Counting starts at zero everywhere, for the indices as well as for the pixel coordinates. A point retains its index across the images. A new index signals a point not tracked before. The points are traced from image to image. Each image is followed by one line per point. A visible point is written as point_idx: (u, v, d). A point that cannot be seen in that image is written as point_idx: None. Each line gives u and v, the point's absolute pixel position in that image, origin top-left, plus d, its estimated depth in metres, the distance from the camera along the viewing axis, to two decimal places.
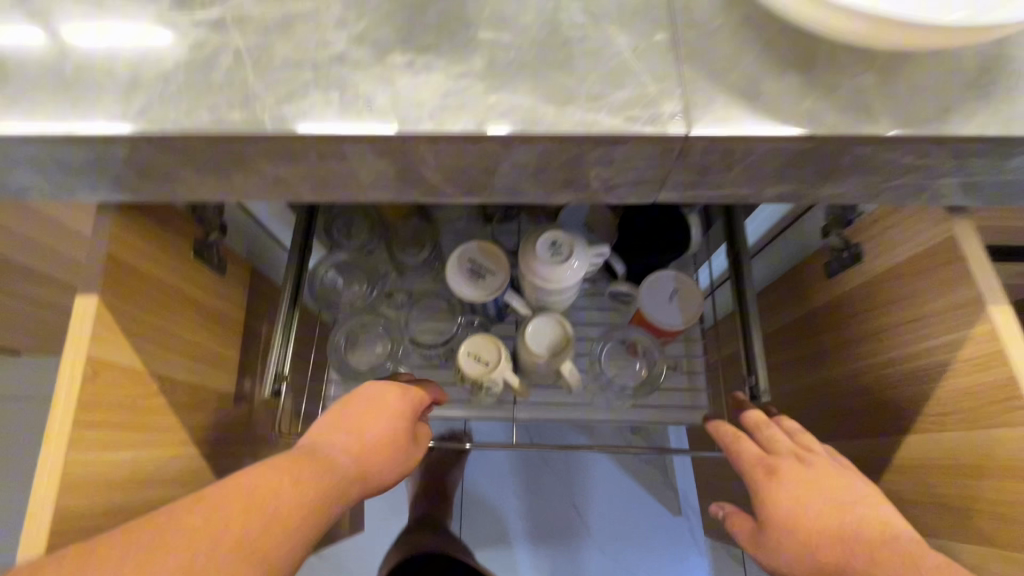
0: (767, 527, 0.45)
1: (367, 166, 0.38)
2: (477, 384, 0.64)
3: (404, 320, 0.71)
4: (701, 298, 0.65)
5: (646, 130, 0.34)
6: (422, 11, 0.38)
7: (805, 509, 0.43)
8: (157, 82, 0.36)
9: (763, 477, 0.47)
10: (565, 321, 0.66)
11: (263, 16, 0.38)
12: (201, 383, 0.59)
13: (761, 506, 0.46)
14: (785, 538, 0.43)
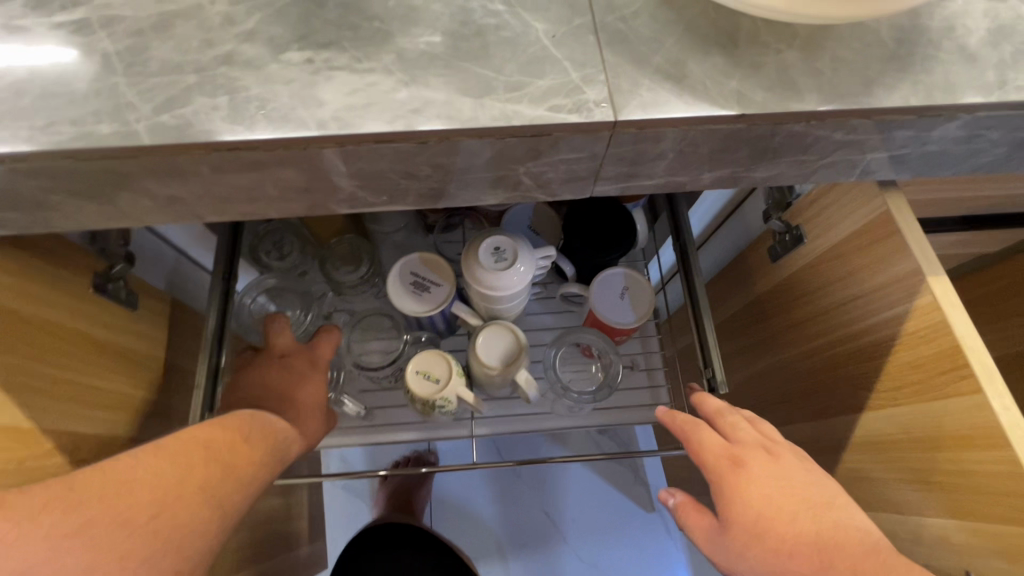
0: (734, 525, 0.41)
1: (270, 177, 0.34)
2: (429, 403, 0.60)
3: (346, 342, 0.66)
4: (651, 293, 0.63)
5: (571, 118, 0.32)
6: (321, 4, 0.34)
7: (777, 505, 0.41)
8: (8, 95, 0.31)
9: (728, 469, 0.44)
10: (516, 328, 0.63)
11: (137, 15, 0.34)
12: (115, 434, 0.52)
13: (727, 502, 0.42)
14: (755, 539, 0.40)
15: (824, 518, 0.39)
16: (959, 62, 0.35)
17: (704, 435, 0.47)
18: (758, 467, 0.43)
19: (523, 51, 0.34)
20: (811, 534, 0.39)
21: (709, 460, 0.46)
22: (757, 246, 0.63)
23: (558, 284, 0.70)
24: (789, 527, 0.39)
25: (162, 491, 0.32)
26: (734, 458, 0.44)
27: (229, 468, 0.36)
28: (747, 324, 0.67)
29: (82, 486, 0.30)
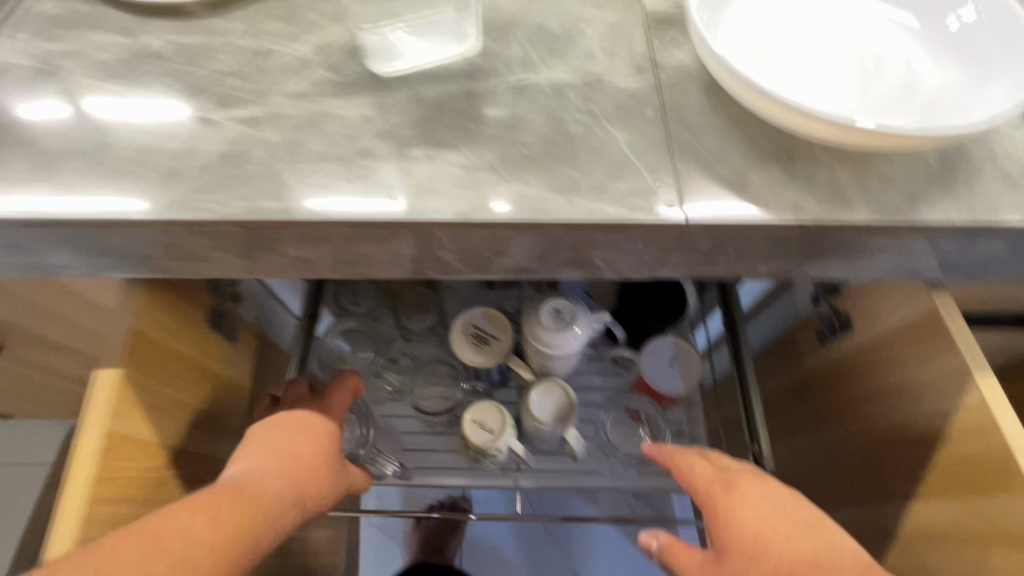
0: (731, 548, 0.40)
1: (388, 248, 0.40)
2: (483, 451, 0.64)
3: (409, 386, 0.72)
4: (700, 364, 0.67)
5: (646, 217, 0.37)
6: (441, 112, 0.42)
7: (778, 526, 0.40)
8: (196, 173, 0.39)
9: (724, 492, 0.43)
10: (568, 386, 0.67)
11: (297, 114, 0.42)
12: (207, 453, 0.59)
13: (725, 524, 0.41)
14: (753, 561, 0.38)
15: (820, 540, 0.39)
16: (1000, 185, 0.39)
17: (696, 468, 0.47)
18: (754, 491, 0.43)
19: (605, 157, 0.40)
20: (807, 556, 0.38)
21: (700, 487, 0.45)
22: (806, 327, 0.65)
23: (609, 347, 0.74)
24: (788, 547, 0.38)
25: (200, 547, 0.33)
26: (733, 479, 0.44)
27: (265, 518, 0.37)
28: (794, 401, 0.69)
29: (135, 546, 0.31)
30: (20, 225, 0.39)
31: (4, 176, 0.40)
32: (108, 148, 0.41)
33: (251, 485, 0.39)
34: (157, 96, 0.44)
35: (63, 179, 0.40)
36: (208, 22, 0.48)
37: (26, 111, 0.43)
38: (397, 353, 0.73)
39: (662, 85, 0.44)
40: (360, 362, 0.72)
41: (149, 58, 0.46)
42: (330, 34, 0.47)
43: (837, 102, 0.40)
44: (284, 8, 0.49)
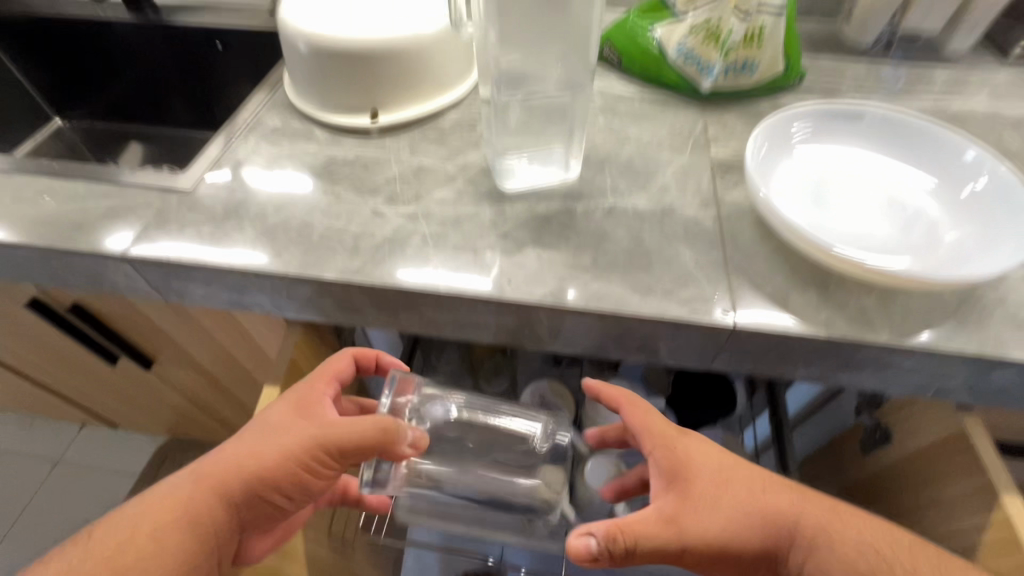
0: (693, 487, 0.46)
1: (498, 320, 0.53)
2: (538, 510, 0.71)
3: (478, 442, 0.81)
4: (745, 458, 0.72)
5: (705, 319, 0.48)
6: (549, 222, 0.56)
7: (730, 470, 0.47)
8: (370, 250, 0.54)
9: (674, 438, 0.49)
10: (620, 461, 0.74)
11: (443, 214, 0.57)
12: None
13: (690, 470, 0.47)
14: (716, 496, 0.46)
15: (755, 478, 0.47)
16: (1008, 326, 0.46)
17: (635, 414, 0.51)
18: (692, 437, 0.49)
19: (675, 268, 0.51)
20: (753, 494, 0.46)
21: (647, 430, 0.50)
22: (850, 437, 0.70)
23: None
24: (730, 472, 0.47)
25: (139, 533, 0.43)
26: (681, 428, 0.50)
27: (181, 505, 0.45)
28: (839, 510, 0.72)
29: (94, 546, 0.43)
30: (244, 274, 0.54)
31: (239, 238, 0.56)
32: (310, 226, 0.57)
33: (174, 485, 0.46)
34: (345, 197, 0.60)
35: (278, 245, 0.55)
36: (383, 141, 0.66)
37: (256, 194, 0.61)
38: None
39: (723, 217, 0.56)
40: None
41: (341, 164, 0.63)
42: (470, 157, 0.64)
43: (865, 245, 0.50)
44: (437, 135, 0.67)
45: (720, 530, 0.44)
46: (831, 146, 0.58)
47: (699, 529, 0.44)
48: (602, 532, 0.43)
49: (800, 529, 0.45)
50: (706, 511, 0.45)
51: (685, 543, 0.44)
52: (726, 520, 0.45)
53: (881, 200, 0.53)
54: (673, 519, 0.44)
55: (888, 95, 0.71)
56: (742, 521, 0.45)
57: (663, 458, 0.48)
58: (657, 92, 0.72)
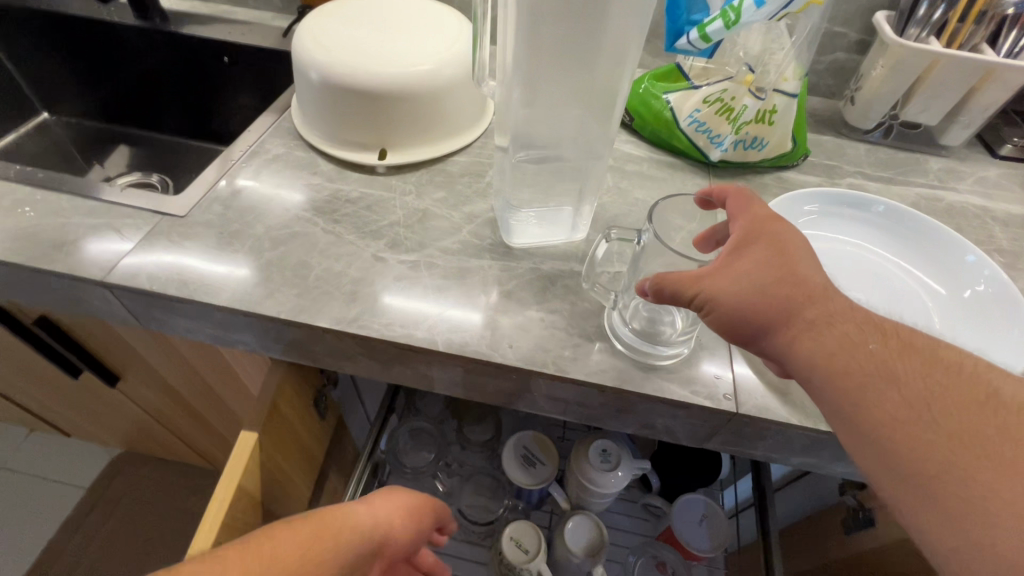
0: (741, 267, 0.40)
1: (496, 381, 0.51)
2: (513, 570, 0.69)
3: (456, 491, 0.80)
4: (726, 527, 0.71)
5: (707, 402, 0.47)
6: (553, 283, 0.55)
7: (791, 248, 0.41)
8: (368, 298, 0.52)
9: (766, 221, 0.42)
10: (601, 523, 0.72)
11: (446, 264, 0.56)
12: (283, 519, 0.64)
13: (756, 241, 0.41)
14: (760, 270, 0.40)
15: (806, 262, 0.40)
16: None
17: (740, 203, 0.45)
18: (793, 228, 0.42)
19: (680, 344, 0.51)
20: (790, 266, 0.40)
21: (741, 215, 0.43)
22: (832, 513, 0.71)
23: (641, 492, 0.80)
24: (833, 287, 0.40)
25: None
26: (774, 216, 0.43)
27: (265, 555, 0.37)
28: None
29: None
30: (231, 311, 0.51)
31: (231, 272, 0.54)
32: (307, 266, 0.55)
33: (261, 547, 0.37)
34: (346, 236, 0.58)
35: (272, 284, 0.53)
36: (388, 181, 0.65)
37: (253, 225, 0.58)
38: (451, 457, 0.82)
39: None
40: (418, 460, 0.79)
41: (345, 201, 0.62)
42: (477, 206, 0.63)
43: None
44: (445, 180, 0.66)
45: (737, 300, 0.39)
46: (839, 231, 0.59)
47: (715, 286, 0.40)
48: (653, 281, 0.43)
49: (818, 300, 0.39)
50: (745, 280, 0.39)
51: (701, 298, 0.40)
52: (744, 294, 0.39)
53: (885, 289, 0.54)
54: (700, 280, 0.40)
55: (888, 179, 0.73)
56: (766, 287, 0.39)
57: (736, 232, 0.42)
58: (665, 156, 0.72)
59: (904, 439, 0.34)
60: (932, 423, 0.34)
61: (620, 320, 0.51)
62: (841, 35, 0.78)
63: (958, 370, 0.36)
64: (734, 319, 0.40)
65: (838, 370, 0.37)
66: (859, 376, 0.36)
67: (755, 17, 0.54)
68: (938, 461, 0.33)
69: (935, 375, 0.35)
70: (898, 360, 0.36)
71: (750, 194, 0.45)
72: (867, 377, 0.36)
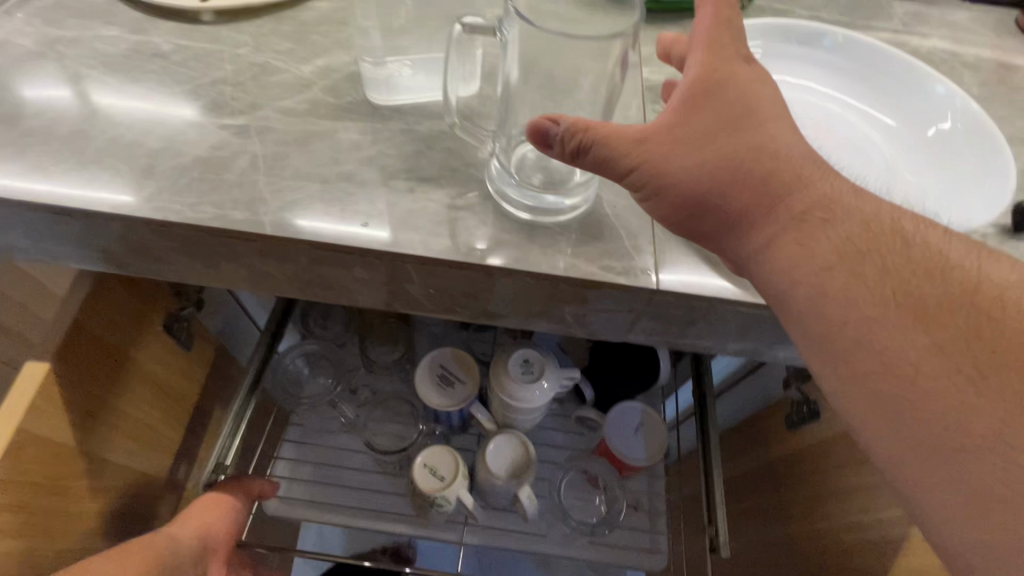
0: (700, 128, 0.32)
1: (356, 276, 0.39)
2: (428, 499, 0.61)
3: (365, 419, 0.70)
4: (664, 434, 0.65)
5: (621, 279, 0.37)
6: (430, 147, 0.42)
7: (762, 106, 0.33)
8: (170, 172, 0.38)
9: (733, 67, 0.33)
10: (528, 441, 0.64)
11: (285, 129, 0.42)
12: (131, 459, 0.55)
13: (725, 89, 0.32)
14: (723, 136, 0.32)
15: (777, 126, 0.33)
16: None
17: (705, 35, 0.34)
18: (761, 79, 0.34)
19: (588, 215, 0.40)
20: (758, 130, 0.32)
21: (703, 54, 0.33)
22: (775, 410, 0.64)
23: (576, 405, 0.72)
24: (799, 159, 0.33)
25: None
26: (745, 58, 0.34)
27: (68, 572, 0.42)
28: (758, 484, 0.66)
29: None
30: None
31: None
32: (86, 138, 0.40)
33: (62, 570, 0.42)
34: (146, 99, 0.43)
35: (30, 162, 0.38)
36: (216, 31, 0.49)
37: (13, 88, 0.42)
38: (357, 383, 0.72)
39: None
40: (318, 388, 0.71)
41: (150, 57, 0.46)
42: (335, 59, 0.48)
43: None
44: (295, 29, 0.50)
45: (691, 175, 0.32)
46: (787, 72, 0.47)
47: (666, 152, 0.32)
48: (569, 123, 0.31)
49: (790, 177, 0.32)
50: (697, 155, 0.32)
51: (641, 170, 0.32)
52: (702, 165, 0.32)
53: (844, 138, 0.44)
54: (647, 143, 0.32)
55: (847, 25, 0.61)
56: (728, 155, 0.32)
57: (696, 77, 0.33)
58: None
59: (883, 345, 0.29)
60: (913, 328, 0.29)
61: (502, 166, 0.40)
62: None
63: (933, 262, 0.31)
64: (681, 195, 0.32)
65: (813, 262, 0.31)
66: (835, 271, 0.31)
67: None
68: (914, 370, 0.28)
69: (920, 271, 0.31)
70: (880, 251, 0.31)
71: (730, 17, 0.35)
72: (843, 271, 0.31)
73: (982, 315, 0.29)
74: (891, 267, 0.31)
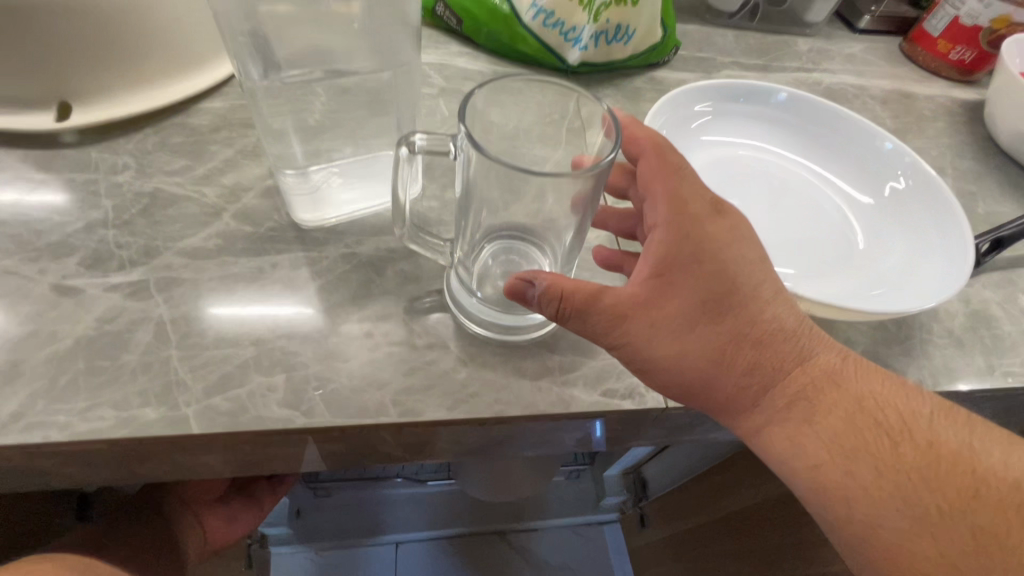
0: (681, 310, 0.28)
1: (316, 450, 0.32)
2: None
3: None
4: None
5: (626, 403, 0.33)
6: (381, 273, 0.37)
7: (746, 275, 0.30)
8: (45, 372, 0.29)
9: (705, 226, 0.29)
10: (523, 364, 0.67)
11: (198, 278, 0.34)
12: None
13: (705, 262, 0.29)
14: (708, 318, 0.29)
15: (765, 298, 0.30)
16: (950, 346, 0.39)
17: (657, 173, 0.31)
18: (736, 230, 0.30)
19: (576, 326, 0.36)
20: (747, 308, 0.29)
21: (668, 209, 0.30)
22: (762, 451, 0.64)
23: None
24: (792, 325, 0.31)
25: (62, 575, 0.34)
26: (719, 209, 0.30)
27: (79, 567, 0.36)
28: (750, 527, 0.67)
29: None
30: None
31: None
32: None
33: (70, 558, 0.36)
34: None
35: None
36: (83, 155, 0.40)
37: None
38: None
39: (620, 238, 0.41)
40: None
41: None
42: (244, 173, 0.40)
43: (792, 267, 0.39)
44: (188, 140, 0.42)
45: (677, 361, 0.29)
46: (733, 137, 0.47)
47: (652, 338, 0.28)
48: (546, 285, 0.29)
49: (777, 358, 0.30)
50: (684, 337, 0.28)
51: (628, 354, 0.29)
52: (691, 355, 0.29)
53: (801, 206, 0.44)
54: (630, 329, 0.28)
55: (763, 67, 0.62)
56: (717, 342, 0.29)
57: (670, 240, 0.29)
58: (511, 68, 0.54)
59: (901, 552, 0.28)
60: (926, 531, 0.28)
61: (461, 281, 0.35)
62: None
63: (945, 446, 0.30)
64: (668, 378, 0.29)
65: (808, 447, 0.30)
66: (845, 456, 0.29)
67: None
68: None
69: (923, 460, 0.29)
70: (877, 439, 0.30)
71: (679, 162, 0.32)
72: (842, 465, 0.29)
73: (998, 517, 0.28)
74: (896, 464, 0.29)
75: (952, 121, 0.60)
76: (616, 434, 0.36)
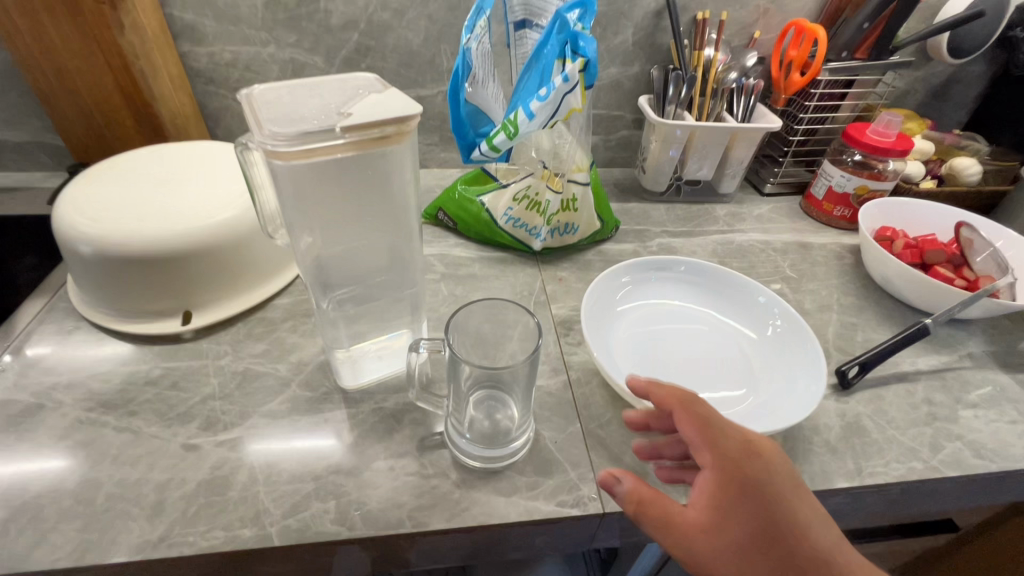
0: (738, 531, 0.35)
1: (354, 558, 0.45)
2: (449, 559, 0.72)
3: None
4: None
5: (575, 511, 0.46)
6: (400, 421, 0.52)
7: (787, 507, 0.36)
8: (179, 506, 0.43)
9: (744, 460, 0.37)
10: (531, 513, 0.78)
11: (276, 433, 0.50)
12: None
13: (749, 491, 0.36)
14: (757, 540, 0.34)
15: (809, 525, 0.35)
16: (826, 452, 0.52)
17: (702, 414, 0.40)
18: (775, 465, 0.37)
19: (540, 454, 0.50)
20: (792, 534, 0.35)
21: (712, 446, 0.38)
22: None
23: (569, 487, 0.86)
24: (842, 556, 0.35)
25: None
26: (756, 447, 0.38)
27: None
28: None
29: None
30: None
31: None
32: (96, 486, 0.44)
33: None
34: (144, 434, 0.49)
35: (41, 524, 0.42)
36: (198, 347, 0.58)
37: (14, 449, 0.47)
38: None
39: (574, 382, 0.57)
40: None
41: (143, 385, 0.53)
42: (305, 351, 0.58)
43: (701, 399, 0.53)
44: (267, 330, 0.60)
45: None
46: (654, 298, 0.64)
47: (711, 554, 0.34)
48: (628, 489, 0.38)
49: None
50: (736, 556, 0.34)
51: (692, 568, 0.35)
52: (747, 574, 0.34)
53: (709, 346, 0.59)
54: (693, 543, 0.35)
55: (688, 233, 0.82)
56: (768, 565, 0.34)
57: (721, 474, 0.36)
58: (494, 252, 0.74)
59: None
60: None
61: (455, 428, 0.49)
62: (620, 117, 0.89)
63: None
64: None
65: None
66: None
67: (532, 126, 0.59)
68: None
69: None
70: None
71: (716, 407, 0.41)
72: None
73: None
74: None
75: (841, 265, 0.77)
76: (576, 539, 0.48)
